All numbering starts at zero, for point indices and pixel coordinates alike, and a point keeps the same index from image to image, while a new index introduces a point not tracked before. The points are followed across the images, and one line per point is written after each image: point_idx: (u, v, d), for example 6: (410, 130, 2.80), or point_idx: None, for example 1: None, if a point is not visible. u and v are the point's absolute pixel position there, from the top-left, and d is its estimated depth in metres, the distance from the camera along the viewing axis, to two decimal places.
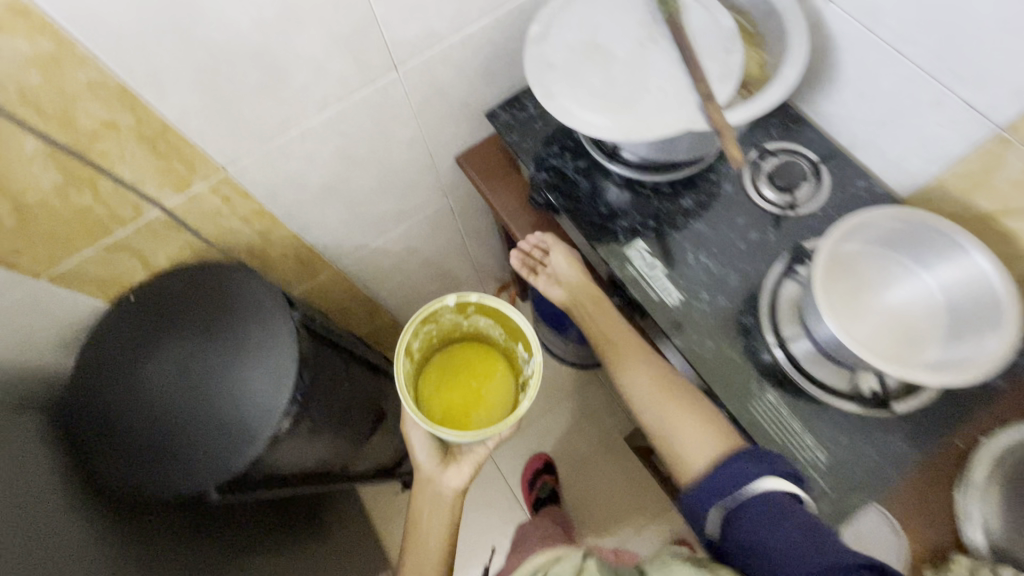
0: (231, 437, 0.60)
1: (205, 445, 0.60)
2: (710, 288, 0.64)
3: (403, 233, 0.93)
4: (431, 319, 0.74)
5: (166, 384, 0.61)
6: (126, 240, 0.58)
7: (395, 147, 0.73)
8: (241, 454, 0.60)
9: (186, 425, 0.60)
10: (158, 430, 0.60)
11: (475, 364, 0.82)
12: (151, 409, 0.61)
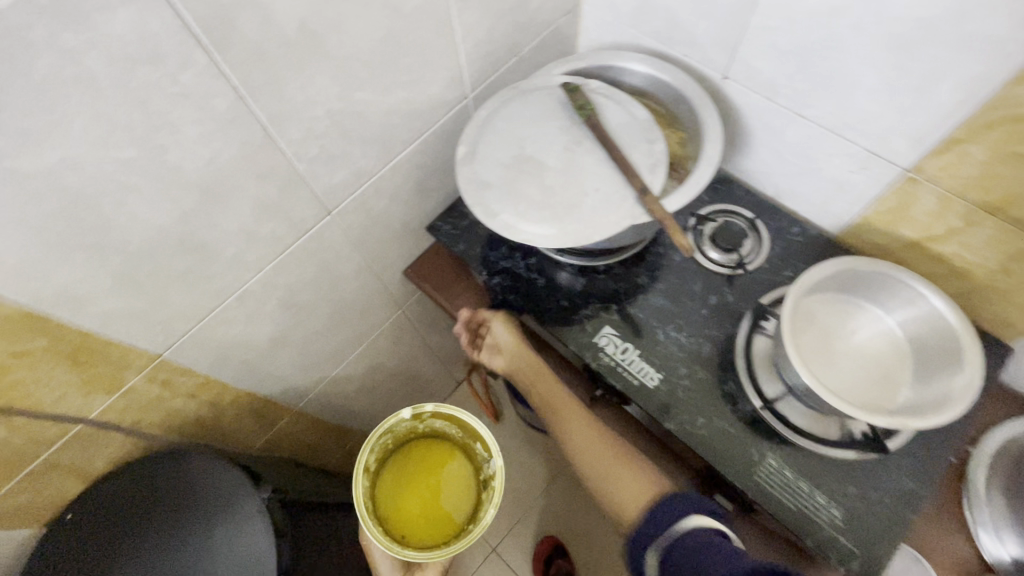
0: None
1: None
2: (686, 361, 0.63)
3: (364, 355, 0.89)
4: (389, 432, 0.72)
5: None
6: (53, 458, 0.52)
7: (342, 280, 0.70)
8: None
9: None
10: None
11: (434, 462, 0.79)
12: None
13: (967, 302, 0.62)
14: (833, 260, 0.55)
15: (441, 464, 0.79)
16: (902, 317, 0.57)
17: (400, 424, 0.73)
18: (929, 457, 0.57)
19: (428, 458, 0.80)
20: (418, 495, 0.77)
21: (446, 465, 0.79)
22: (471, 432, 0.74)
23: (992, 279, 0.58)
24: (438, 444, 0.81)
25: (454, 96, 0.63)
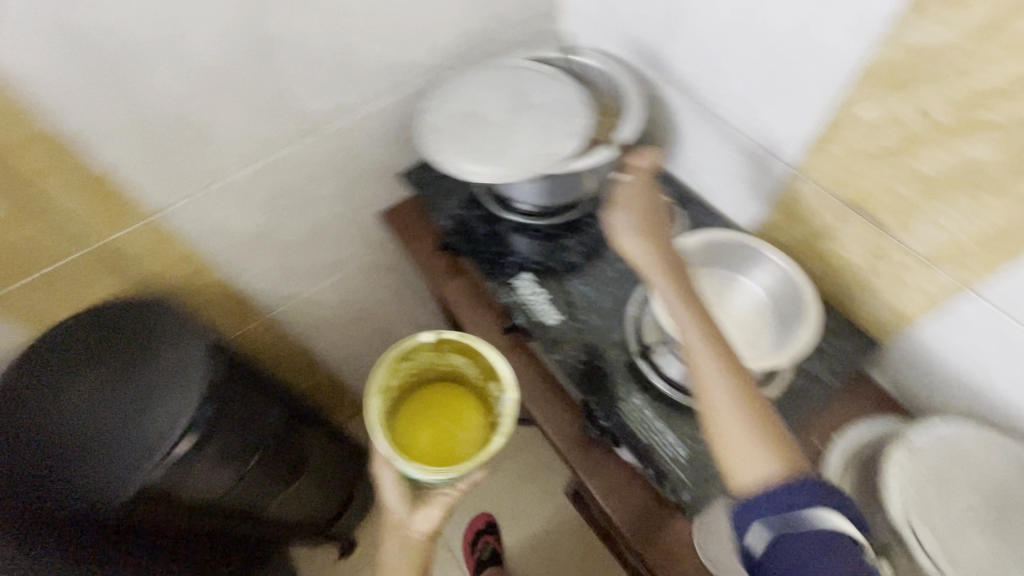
0: (135, 454, 0.64)
1: (108, 462, 0.64)
2: (585, 309, 0.73)
3: (337, 287, 1.02)
4: (405, 357, 0.65)
5: (77, 404, 0.66)
6: (52, 275, 0.66)
7: (318, 203, 0.83)
8: (141, 471, 0.64)
9: (91, 444, 0.65)
10: (64, 447, 0.64)
11: (449, 408, 0.70)
12: (60, 425, 0.65)
13: (848, 301, 0.69)
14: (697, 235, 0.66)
15: (457, 408, 0.70)
16: (764, 285, 0.67)
17: (421, 351, 0.67)
18: None
19: (444, 402, 0.70)
20: (427, 434, 0.68)
21: (459, 411, 0.70)
22: (489, 368, 0.65)
23: (863, 276, 0.65)
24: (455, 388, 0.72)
25: (433, 63, 0.77)
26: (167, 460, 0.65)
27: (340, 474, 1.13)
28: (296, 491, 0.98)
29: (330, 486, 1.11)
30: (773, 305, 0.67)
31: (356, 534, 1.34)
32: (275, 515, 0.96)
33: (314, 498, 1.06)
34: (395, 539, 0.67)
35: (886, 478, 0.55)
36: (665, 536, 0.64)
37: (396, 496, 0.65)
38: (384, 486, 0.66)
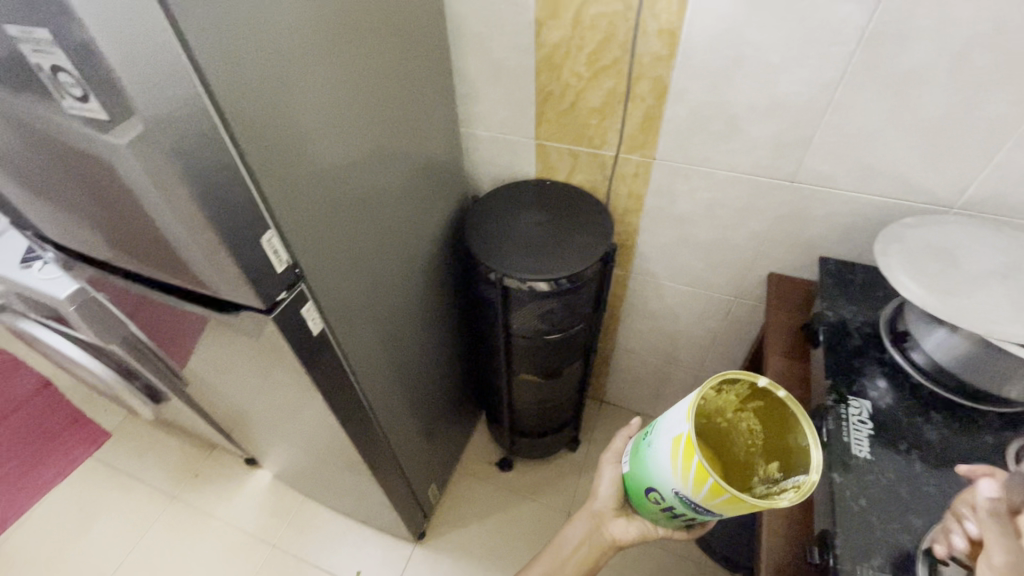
0: (525, 263, 0.94)
1: (512, 254, 0.96)
2: (900, 474, 0.67)
3: (684, 297, 1.17)
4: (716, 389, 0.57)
5: (528, 220, 1.01)
6: (579, 154, 1.02)
7: (741, 232, 0.99)
8: (519, 272, 0.93)
9: (515, 242, 0.98)
10: (504, 231, 1.00)
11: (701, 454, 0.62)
12: (512, 222, 1.01)
13: None
14: None
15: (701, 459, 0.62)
16: None
17: (725, 395, 0.58)
18: None
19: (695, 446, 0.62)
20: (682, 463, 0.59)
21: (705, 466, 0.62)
22: (778, 446, 0.58)
23: None
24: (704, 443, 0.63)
25: (941, 202, 0.81)
26: (533, 279, 0.92)
27: (557, 409, 1.34)
28: (536, 385, 1.22)
29: (545, 409, 1.31)
30: None
31: (516, 463, 1.54)
32: (514, 384, 1.22)
33: (535, 404, 1.29)
34: (585, 521, 0.80)
35: None
36: None
37: (607, 499, 0.76)
38: (601, 482, 0.78)
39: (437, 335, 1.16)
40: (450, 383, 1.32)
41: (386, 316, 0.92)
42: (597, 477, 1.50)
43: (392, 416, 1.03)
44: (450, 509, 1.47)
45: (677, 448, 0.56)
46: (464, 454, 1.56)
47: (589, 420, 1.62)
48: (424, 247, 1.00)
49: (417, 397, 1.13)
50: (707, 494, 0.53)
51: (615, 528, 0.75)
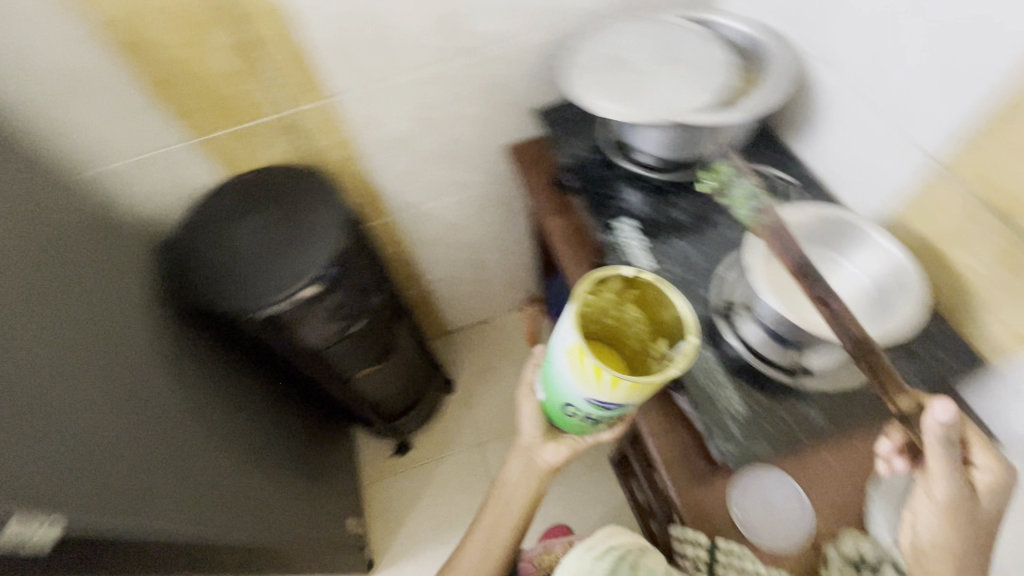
0: (274, 279, 0.79)
1: (253, 280, 0.79)
2: (678, 263, 0.77)
3: (453, 208, 1.14)
4: (591, 290, 0.56)
5: (245, 232, 0.83)
6: (247, 130, 0.83)
7: (458, 123, 0.94)
8: (275, 295, 0.78)
9: (246, 264, 0.80)
10: (225, 261, 0.81)
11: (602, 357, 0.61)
12: (227, 245, 0.82)
13: (960, 313, 0.66)
14: (806, 208, 0.69)
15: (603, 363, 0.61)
16: (868, 268, 0.67)
17: (604, 294, 0.57)
18: (848, 415, 0.64)
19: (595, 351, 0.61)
20: None
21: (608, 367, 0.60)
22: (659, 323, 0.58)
23: (986, 290, 0.62)
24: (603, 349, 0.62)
25: (590, 10, 0.84)
26: (292, 292, 0.79)
27: (413, 375, 1.28)
28: (378, 371, 1.13)
29: (402, 382, 1.24)
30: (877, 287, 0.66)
31: (413, 438, 1.49)
32: (360, 386, 1.10)
33: (390, 386, 1.21)
34: (520, 462, 0.78)
35: None
36: (701, 490, 0.65)
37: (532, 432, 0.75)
38: (524, 416, 0.75)
39: (260, 407, 0.93)
40: (306, 427, 1.13)
41: (155, 427, 0.68)
42: (485, 397, 1.54)
43: (255, 512, 0.83)
44: (382, 522, 1.40)
45: (574, 361, 0.54)
46: (362, 469, 1.46)
47: (450, 355, 1.61)
48: (141, 323, 0.74)
49: (274, 472, 0.93)
50: (612, 389, 0.53)
51: (548, 454, 0.74)
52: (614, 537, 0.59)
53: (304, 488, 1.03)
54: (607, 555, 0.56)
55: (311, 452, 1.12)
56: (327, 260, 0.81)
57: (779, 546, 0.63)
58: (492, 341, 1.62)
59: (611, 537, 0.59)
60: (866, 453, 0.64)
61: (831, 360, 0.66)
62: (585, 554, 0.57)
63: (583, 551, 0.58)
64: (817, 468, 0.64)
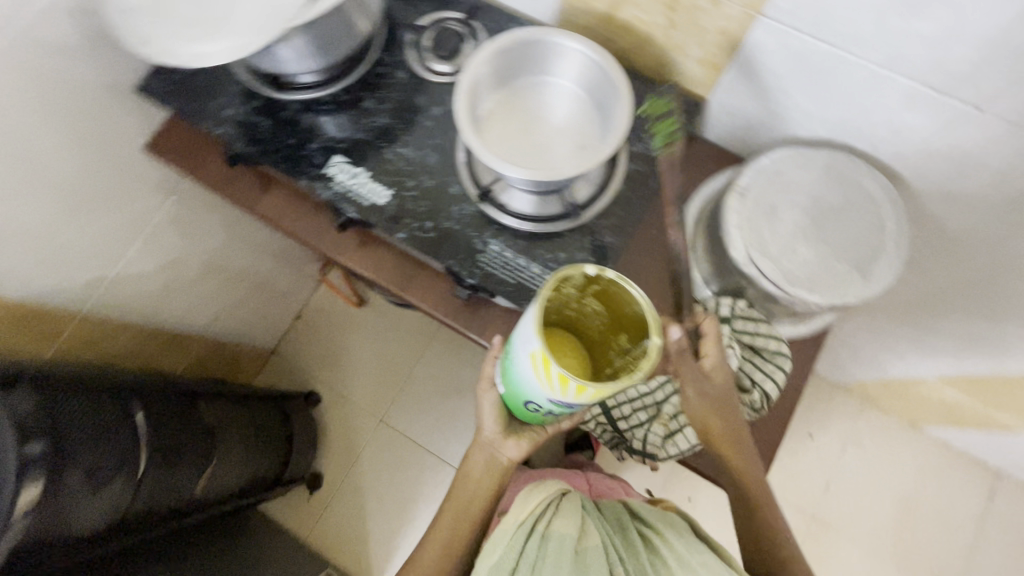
0: None
1: None
2: (413, 173, 0.65)
3: (148, 250, 0.88)
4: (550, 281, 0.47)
5: None
6: None
7: (46, 158, 0.68)
8: None
9: None
10: None
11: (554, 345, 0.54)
12: None
13: (661, 67, 0.67)
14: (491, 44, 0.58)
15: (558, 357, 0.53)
16: (572, 76, 0.62)
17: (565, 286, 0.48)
18: (629, 216, 0.65)
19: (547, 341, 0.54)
20: None
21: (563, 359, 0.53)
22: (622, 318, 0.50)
23: (668, 36, 0.62)
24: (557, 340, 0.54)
25: None
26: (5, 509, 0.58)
27: (267, 429, 1.10)
28: (223, 460, 0.93)
29: (262, 444, 1.07)
30: (589, 92, 0.63)
31: (316, 464, 1.37)
32: (214, 492, 0.91)
33: (252, 459, 1.03)
34: (482, 456, 0.67)
35: (725, 224, 0.59)
36: None
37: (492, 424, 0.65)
38: (482, 411, 0.65)
39: None
40: (198, 554, 0.94)
41: None
42: (354, 379, 1.43)
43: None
44: (346, 551, 1.33)
45: (542, 366, 0.46)
46: (292, 528, 1.33)
47: (292, 369, 1.43)
48: None
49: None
50: (573, 396, 0.45)
51: (512, 450, 0.65)
52: (524, 509, 0.64)
53: None
54: (518, 534, 0.61)
55: (224, 575, 0.97)
56: (17, 443, 0.59)
57: None
58: (321, 326, 1.46)
59: (522, 506, 0.64)
60: (658, 236, 0.69)
61: (593, 183, 0.65)
62: (502, 540, 0.61)
63: (499, 538, 0.62)
64: (634, 274, 0.68)
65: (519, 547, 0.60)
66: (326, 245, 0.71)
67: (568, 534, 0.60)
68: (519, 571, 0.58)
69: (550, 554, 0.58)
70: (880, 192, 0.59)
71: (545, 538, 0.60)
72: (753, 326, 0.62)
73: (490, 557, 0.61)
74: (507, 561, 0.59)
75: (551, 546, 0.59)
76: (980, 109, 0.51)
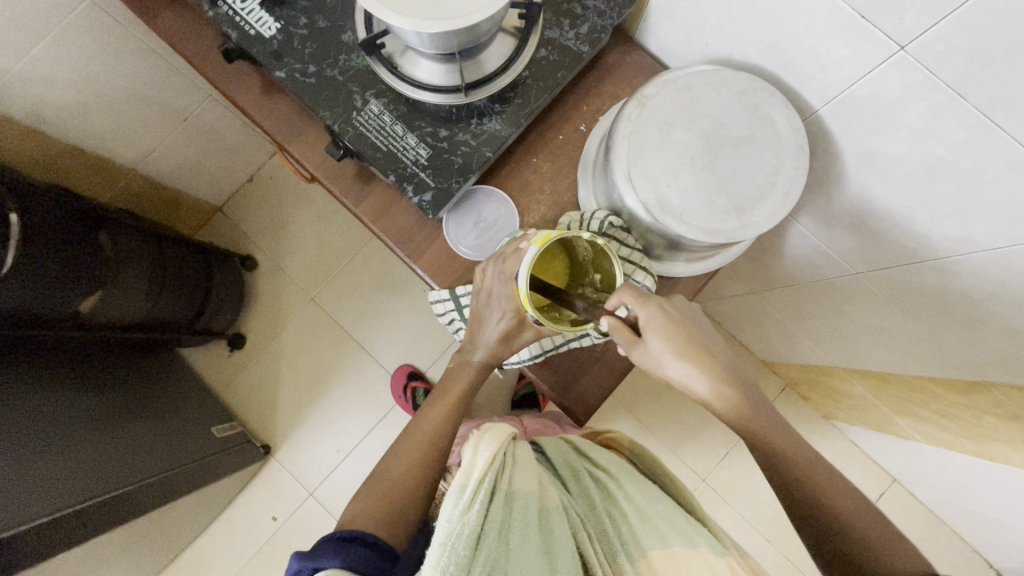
0: None
1: None
2: (307, 10, 0.60)
3: (59, 52, 0.83)
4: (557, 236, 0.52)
5: None
6: None
7: None
8: None
9: None
10: None
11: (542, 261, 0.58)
12: None
13: None
14: None
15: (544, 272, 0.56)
16: None
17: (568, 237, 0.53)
18: (524, 106, 0.60)
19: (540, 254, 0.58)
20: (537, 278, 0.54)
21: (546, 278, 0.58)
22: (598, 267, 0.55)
23: None
24: (550, 251, 0.58)
25: None
26: None
27: (181, 276, 1.11)
28: (117, 289, 0.93)
29: (170, 289, 1.07)
30: None
31: (243, 326, 1.40)
32: (104, 318, 0.93)
33: (156, 301, 1.04)
34: (465, 375, 0.63)
35: (616, 134, 0.55)
36: (433, 246, 0.65)
37: (491, 340, 0.59)
38: (483, 318, 0.59)
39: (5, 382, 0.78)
40: (87, 373, 0.97)
41: None
42: (292, 254, 1.42)
43: (30, 488, 0.74)
44: (256, 411, 1.38)
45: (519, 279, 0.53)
46: (208, 378, 1.38)
47: (235, 231, 1.42)
48: None
49: (52, 436, 0.82)
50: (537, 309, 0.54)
51: (504, 351, 0.59)
52: (475, 470, 0.53)
53: (119, 435, 0.95)
54: (478, 498, 0.50)
55: (122, 393, 1.01)
56: None
57: None
58: (270, 195, 1.43)
59: (472, 459, 0.55)
60: (564, 143, 0.65)
61: (496, 60, 0.59)
62: (455, 503, 0.50)
63: (454, 497, 0.51)
64: (528, 176, 0.65)
65: (478, 515, 0.48)
66: (219, 78, 0.67)
67: (531, 494, 0.54)
68: (481, 544, 0.47)
69: (516, 520, 0.51)
70: (788, 132, 0.53)
71: (508, 499, 0.53)
72: (622, 248, 0.58)
73: (442, 524, 0.48)
74: (464, 538, 0.46)
75: (516, 516, 0.51)
76: (903, 49, 0.44)
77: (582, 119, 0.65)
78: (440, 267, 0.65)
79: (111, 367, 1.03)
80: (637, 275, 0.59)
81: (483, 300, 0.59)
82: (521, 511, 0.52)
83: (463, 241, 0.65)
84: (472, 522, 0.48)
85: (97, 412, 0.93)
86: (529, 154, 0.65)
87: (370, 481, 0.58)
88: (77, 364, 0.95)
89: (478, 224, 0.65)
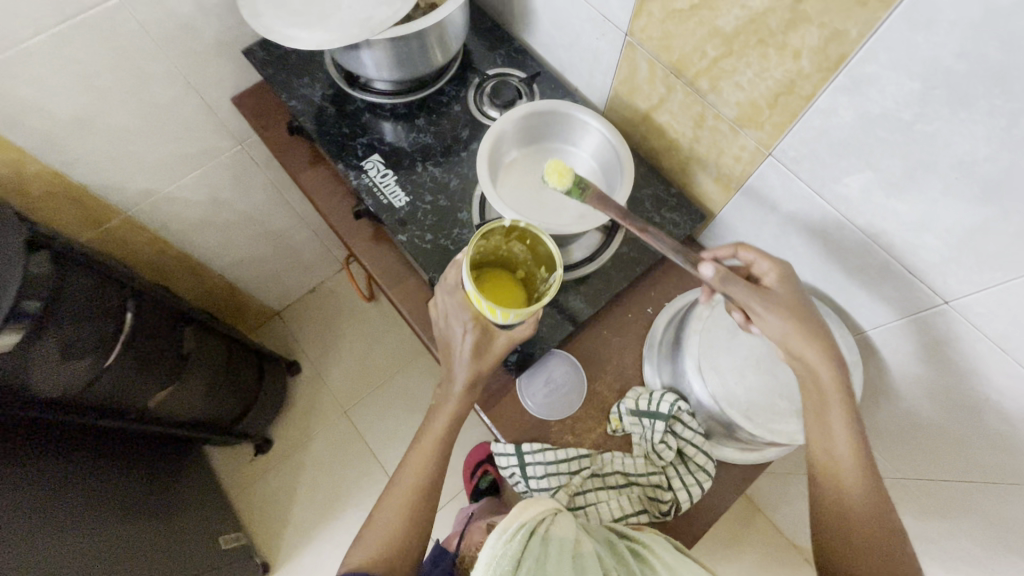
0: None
1: None
2: (433, 191, 0.73)
3: (202, 182, 0.98)
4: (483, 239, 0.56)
5: None
6: None
7: (150, 82, 0.78)
8: None
9: None
10: None
11: (495, 287, 0.62)
12: None
13: (681, 173, 0.72)
14: (519, 107, 0.64)
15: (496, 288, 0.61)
16: (590, 149, 0.69)
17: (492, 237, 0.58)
18: (604, 290, 0.69)
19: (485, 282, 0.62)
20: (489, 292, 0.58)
21: (505, 297, 0.61)
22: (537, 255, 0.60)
23: (691, 147, 0.67)
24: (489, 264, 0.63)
25: None
26: None
27: (236, 376, 1.16)
28: (184, 386, 0.98)
29: (225, 387, 1.12)
30: (601, 167, 0.69)
31: (272, 430, 1.41)
32: (164, 411, 0.96)
33: (211, 399, 1.08)
34: (441, 418, 0.61)
35: (689, 329, 0.64)
36: (503, 400, 0.69)
37: (463, 358, 0.59)
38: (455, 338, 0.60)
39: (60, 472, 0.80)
40: (131, 461, 0.98)
41: None
42: (336, 365, 1.48)
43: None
44: (264, 523, 1.33)
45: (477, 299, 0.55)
46: (225, 481, 1.36)
47: (288, 336, 1.50)
48: None
49: (73, 521, 0.79)
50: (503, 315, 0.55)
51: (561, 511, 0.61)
52: (525, 512, 0.54)
53: (152, 531, 0.95)
54: (516, 532, 0.52)
55: (157, 489, 1.01)
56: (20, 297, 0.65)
57: (567, 416, 0.69)
58: (327, 307, 1.53)
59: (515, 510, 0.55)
60: (632, 320, 0.73)
61: (587, 250, 0.70)
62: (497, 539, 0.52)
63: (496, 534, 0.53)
64: (597, 346, 0.72)
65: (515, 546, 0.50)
66: (342, 226, 0.78)
67: (567, 539, 0.51)
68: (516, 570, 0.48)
69: (548, 555, 0.49)
70: (842, 348, 0.60)
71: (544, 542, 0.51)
72: (687, 432, 0.63)
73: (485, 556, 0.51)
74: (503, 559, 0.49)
75: (551, 547, 0.50)
76: (948, 303, 0.52)
77: (649, 302, 0.73)
78: (507, 421, 0.69)
79: (151, 459, 1.04)
80: (698, 458, 0.63)
81: (444, 326, 0.61)
82: (558, 543, 0.51)
83: (528, 398, 0.69)
84: (510, 547, 0.50)
85: (135, 503, 0.94)
86: (599, 326, 0.73)
87: (367, 535, 0.59)
88: (123, 453, 0.96)
89: (548, 384, 0.70)
